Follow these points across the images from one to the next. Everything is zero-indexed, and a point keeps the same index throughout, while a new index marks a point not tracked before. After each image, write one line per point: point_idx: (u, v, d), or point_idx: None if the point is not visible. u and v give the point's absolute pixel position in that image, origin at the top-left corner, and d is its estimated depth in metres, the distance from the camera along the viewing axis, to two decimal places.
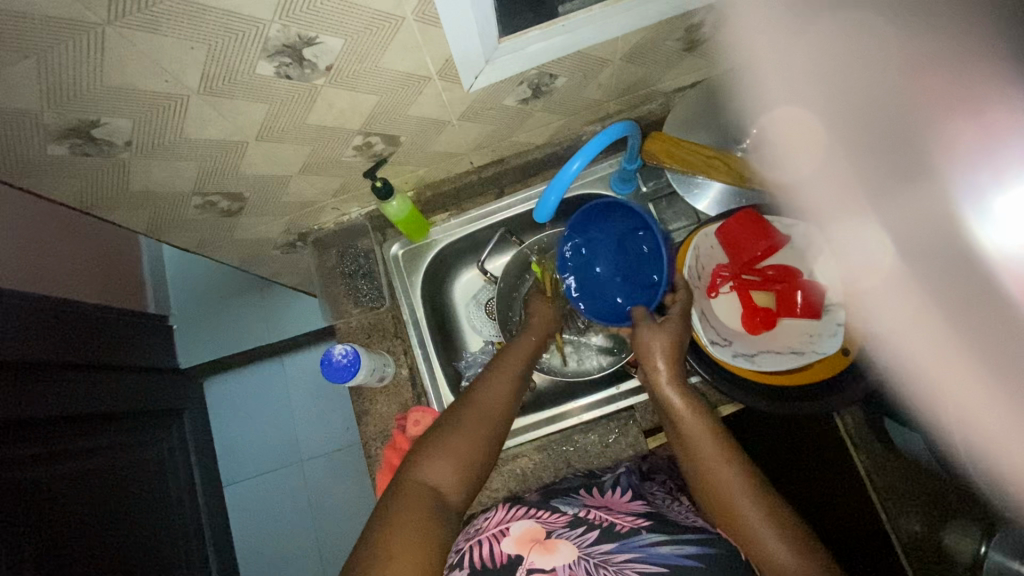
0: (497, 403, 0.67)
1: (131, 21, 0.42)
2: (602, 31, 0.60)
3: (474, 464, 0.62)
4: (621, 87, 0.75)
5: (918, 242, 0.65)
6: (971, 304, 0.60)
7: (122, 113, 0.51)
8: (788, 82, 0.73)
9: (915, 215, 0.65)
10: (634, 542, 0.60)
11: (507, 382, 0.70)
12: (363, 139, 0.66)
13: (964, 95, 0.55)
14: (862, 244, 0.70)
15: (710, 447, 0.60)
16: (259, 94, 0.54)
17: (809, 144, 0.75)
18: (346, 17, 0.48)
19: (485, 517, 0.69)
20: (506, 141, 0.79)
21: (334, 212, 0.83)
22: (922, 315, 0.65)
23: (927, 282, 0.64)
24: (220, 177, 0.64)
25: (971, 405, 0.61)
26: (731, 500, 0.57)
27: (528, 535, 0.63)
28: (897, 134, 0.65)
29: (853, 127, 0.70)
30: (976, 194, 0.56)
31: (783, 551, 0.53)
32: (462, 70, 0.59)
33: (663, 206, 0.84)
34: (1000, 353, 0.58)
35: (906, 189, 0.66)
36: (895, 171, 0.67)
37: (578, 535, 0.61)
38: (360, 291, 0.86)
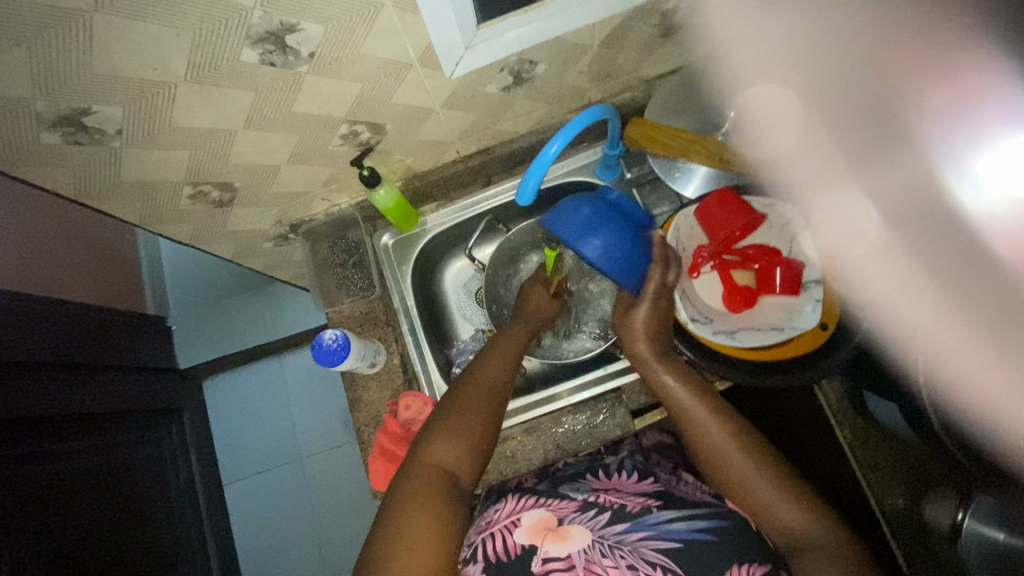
0: (498, 381, 0.69)
1: (117, 8, 0.44)
2: (577, 17, 0.62)
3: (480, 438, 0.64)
4: (601, 74, 0.77)
5: (900, 210, 0.67)
6: (958, 261, 0.60)
7: (113, 101, 0.52)
8: (766, 68, 0.76)
9: (894, 186, 0.68)
10: (647, 520, 0.58)
11: (507, 362, 0.72)
12: (350, 127, 0.68)
13: (937, 64, 0.61)
14: (846, 215, 0.72)
15: (704, 412, 0.64)
16: (244, 81, 0.55)
17: (786, 118, 0.75)
18: (326, 4, 0.50)
19: (495, 508, 0.65)
20: (491, 129, 0.81)
21: (324, 203, 0.85)
22: (909, 283, 0.65)
23: (913, 250, 0.66)
24: (210, 166, 0.66)
25: (972, 359, 0.56)
26: (729, 459, 0.61)
27: (542, 523, 0.60)
28: (874, 111, 0.70)
29: (833, 108, 0.74)
30: (956, 155, 0.60)
31: (775, 496, 0.58)
32: (442, 56, 0.61)
33: (646, 191, 0.85)
34: (985, 311, 0.57)
35: (885, 162, 0.70)
36: (877, 143, 0.70)
37: (591, 518, 0.59)
38: (350, 281, 0.87)
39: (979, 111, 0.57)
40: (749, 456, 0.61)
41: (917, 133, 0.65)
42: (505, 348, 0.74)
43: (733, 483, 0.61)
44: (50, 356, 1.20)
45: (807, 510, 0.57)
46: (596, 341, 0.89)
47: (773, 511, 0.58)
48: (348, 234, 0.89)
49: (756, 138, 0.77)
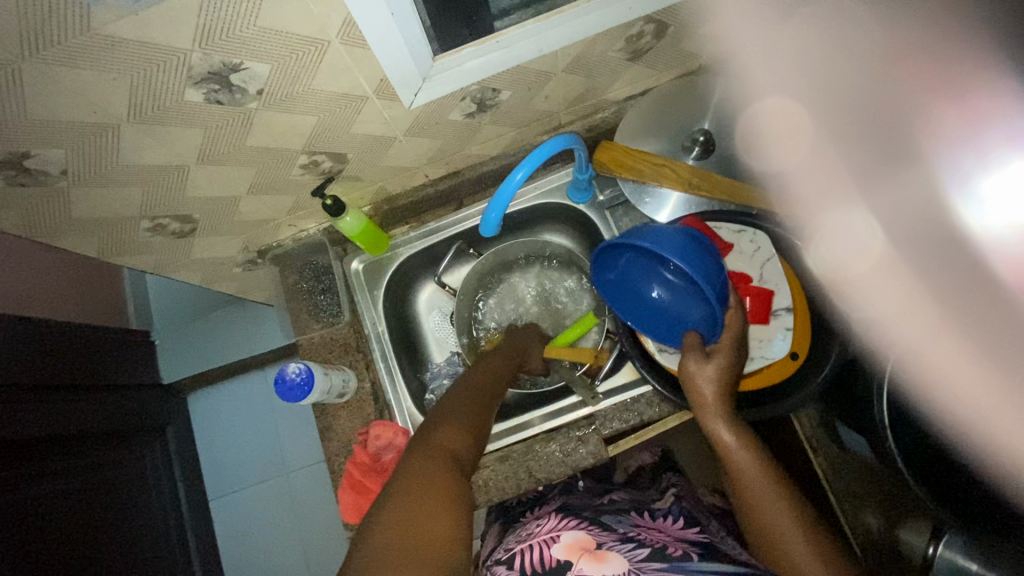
0: (483, 394, 0.70)
1: (46, 55, 0.42)
2: (539, 45, 0.61)
3: (478, 431, 0.64)
4: (569, 98, 0.75)
5: (904, 226, 0.64)
6: (964, 283, 0.57)
7: (54, 144, 0.51)
8: (775, 78, 0.75)
9: (901, 203, 0.64)
10: (685, 565, 0.54)
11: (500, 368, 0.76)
12: (309, 158, 0.66)
13: (940, 80, 0.54)
14: (850, 230, 0.71)
15: (762, 482, 0.60)
16: (191, 119, 0.54)
17: (793, 132, 0.76)
18: (269, 43, 0.48)
19: (539, 524, 0.67)
20: (460, 153, 0.79)
21: (292, 229, 0.83)
22: (911, 302, 0.63)
23: (918, 269, 0.63)
24: (166, 200, 0.65)
25: (966, 383, 0.55)
26: (782, 535, 0.57)
27: (578, 544, 0.59)
28: (874, 127, 0.64)
29: (839, 118, 0.69)
30: (960, 177, 0.55)
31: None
32: (399, 88, 0.59)
33: (619, 213, 0.84)
34: (987, 334, 0.55)
35: (891, 176, 0.64)
36: (880, 158, 0.65)
37: (629, 549, 0.57)
38: (320, 307, 0.86)
39: (988, 132, 0.51)
40: (806, 537, 0.56)
41: (921, 151, 0.59)
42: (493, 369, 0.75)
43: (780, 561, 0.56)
44: (30, 378, 1.19)
45: None
46: None
47: None
48: (318, 259, 0.87)
49: (765, 149, 0.79)
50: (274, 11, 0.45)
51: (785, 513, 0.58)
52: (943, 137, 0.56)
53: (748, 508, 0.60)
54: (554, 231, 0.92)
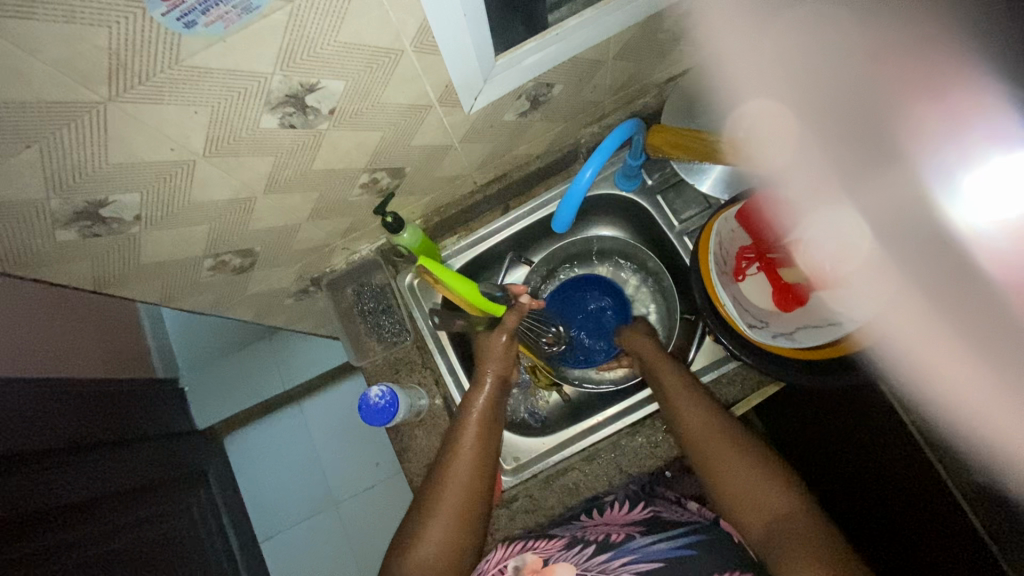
0: (477, 466, 0.64)
1: (133, 94, 0.41)
2: (594, 34, 0.60)
3: (465, 533, 0.61)
4: (615, 86, 0.75)
5: (897, 224, 0.59)
6: (956, 277, 0.52)
7: (131, 188, 0.49)
8: (761, 79, 0.72)
9: (885, 195, 0.60)
10: (629, 546, 0.60)
11: (473, 448, 0.66)
12: (370, 176, 0.65)
13: (931, 80, 0.53)
14: (838, 231, 0.64)
15: (694, 404, 0.66)
16: (265, 147, 0.52)
17: (778, 132, 0.70)
18: (347, 58, 0.47)
19: (485, 558, 0.67)
20: (508, 155, 0.79)
21: (344, 252, 0.82)
22: (907, 305, 0.58)
23: (911, 271, 0.57)
24: (231, 235, 0.63)
25: (958, 382, 0.52)
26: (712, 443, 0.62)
27: (527, 566, 0.62)
28: (868, 125, 0.62)
29: (844, 119, 0.64)
30: (945, 174, 0.52)
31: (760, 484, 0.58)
32: (461, 92, 0.58)
33: (671, 196, 0.83)
34: (987, 341, 0.50)
35: (876, 175, 0.61)
36: (864, 159, 0.63)
37: (576, 554, 0.61)
38: (382, 328, 0.84)
39: (968, 129, 0.49)
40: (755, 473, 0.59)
41: (907, 147, 0.57)
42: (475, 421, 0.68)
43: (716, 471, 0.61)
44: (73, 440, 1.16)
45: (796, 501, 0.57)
46: None
47: (759, 500, 0.57)
48: (372, 279, 0.86)
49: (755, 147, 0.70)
50: (355, 24, 0.44)
51: (733, 455, 0.61)
52: (926, 134, 0.55)
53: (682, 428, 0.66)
54: (602, 223, 0.91)
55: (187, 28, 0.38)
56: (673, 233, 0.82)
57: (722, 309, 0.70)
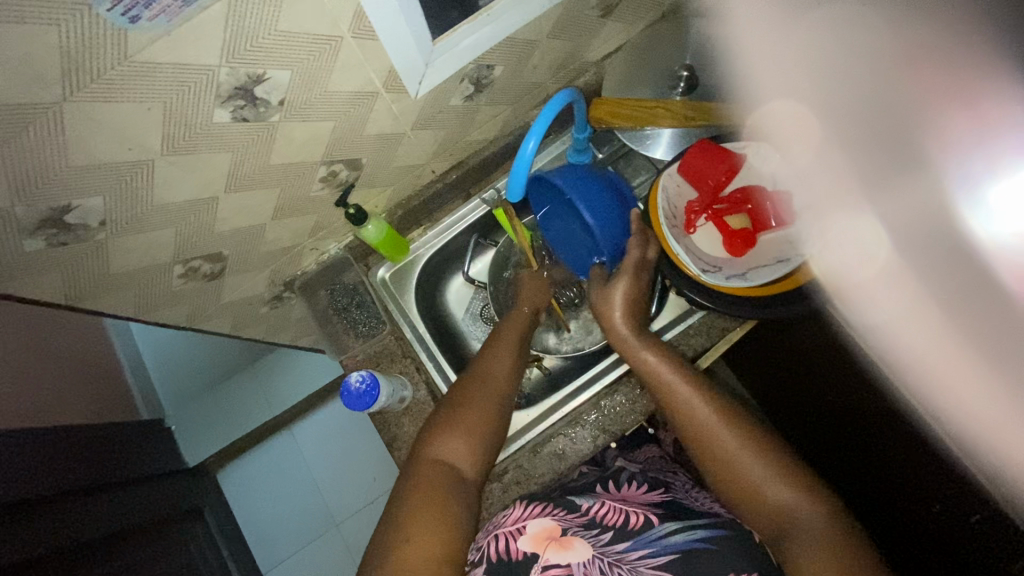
0: (506, 380, 0.70)
1: (87, 93, 0.43)
2: (522, 14, 0.64)
3: (489, 435, 0.65)
4: (554, 66, 0.79)
5: (918, 236, 0.56)
6: (969, 295, 0.52)
7: (93, 192, 0.51)
8: (785, 78, 0.73)
9: (910, 206, 0.56)
10: (649, 537, 0.62)
11: (510, 357, 0.73)
12: (327, 169, 0.68)
13: (961, 84, 0.53)
14: (855, 238, 0.61)
15: (689, 395, 0.67)
16: (220, 144, 0.55)
17: (801, 136, 0.69)
18: (288, 47, 0.50)
19: (505, 513, 0.69)
20: (461, 141, 0.82)
21: (313, 252, 0.84)
22: (920, 314, 0.55)
23: (930, 283, 0.55)
24: (198, 239, 0.65)
25: (968, 402, 0.53)
26: (711, 434, 0.65)
27: (545, 532, 0.64)
28: (890, 127, 0.59)
29: (864, 122, 0.62)
30: (969, 182, 0.52)
31: (762, 475, 0.61)
32: (405, 77, 0.61)
33: (622, 165, 0.88)
34: (1007, 355, 0.50)
35: (896, 184, 0.58)
36: (882, 167, 0.59)
37: (593, 535, 0.63)
38: (357, 323, 0.84)
39: (1000, 136, 0.50)
40: (756, 458, 0.63)
41: (933, 155, 0.55)
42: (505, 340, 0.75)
43: (712, 459, 0.64)
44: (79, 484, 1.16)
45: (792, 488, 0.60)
46: None
47: (762, 490, 0.61)
48: (346, 278, 0.87)
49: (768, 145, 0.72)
50: (292, 13, 0.47)
51: (747, 453, 0.63)
52: (953, 143, 0.53)
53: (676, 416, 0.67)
54: None
55: (133, 23, 0.40)
56: None
57: (674, 256, 0.73)
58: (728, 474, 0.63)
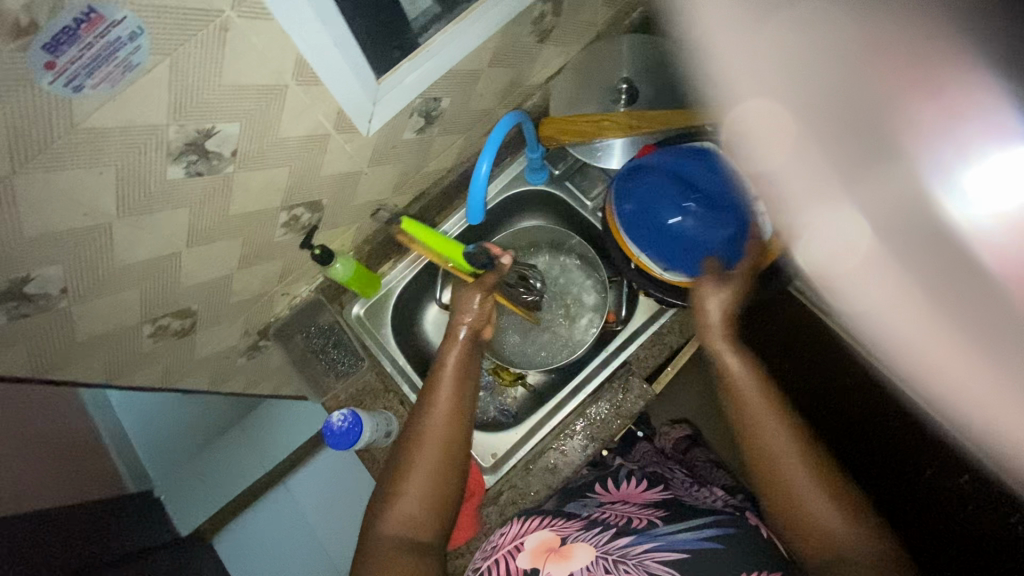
0: (449, 435, 0.64)
1: (35, 164, 0.44)
2: (462, 46, 0.67)
3: (444, 496, 0.62)
4: (500, 92, 0.83)
5: (905, 224, 0.44)
6: (948, 277, 0.43)
7: (53, 260, 0.52)
8: (754, 75, 0.55)
9: (881, 199, 0.45)
10: (653, 533, 0.61)
11: (451, 401, 0.66)
12: (289, 214, 0.69)
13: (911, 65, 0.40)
14: (832, 229, 0.49)
15: (764, 408, 0.63)
16: (177, 200, 0.56)
17: (774, 127, 0.53)
18: (235, 100, 0.52)
19: (501, 533, 0.68)
20: (420, 173, 0.84)
21: (285, 297, 0.85)
22: (903, 302, 0.47)
23: (907, 269, 0.45)
24: (165, 296, 0.65)
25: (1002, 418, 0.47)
26: (778, 453, 0.59)
27: (544, 545, 0.63)
28: (863, 116, 0.44)
29: (837, 112, 0.46)
30: (937, 170, 0.41)
31: (827, 506, 0.56)
32: (355, 116, 0.63)
33: (578, 180, 0.91)
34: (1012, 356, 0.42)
35: (874, 171, 0.45)
36: (851, 157, 0.47)
37: (594, 535, 0.62)
38: (336, 363, 0.84)
39: (958, 129, 0.38)
40: (823, 489, 0.57)
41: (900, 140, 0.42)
42: (443, 385, 0.68)
43: (773, 481, 0.59)
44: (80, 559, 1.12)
45: (857, 528, 0.55)
46: (595, 318, 0.91)
47: (822, 523, 0.55)
48: (320, 319, 0.87)
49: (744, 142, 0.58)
50: (234, 68, 0.49)
51: (814, 482, 0.57)
52: (922, 129, 0.41)
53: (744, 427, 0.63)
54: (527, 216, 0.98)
55: (76, 92, 0.42)
56: (588, 212, 0.91)
57: (636, 261, 0.76)
58: (789, 504, 0.57)
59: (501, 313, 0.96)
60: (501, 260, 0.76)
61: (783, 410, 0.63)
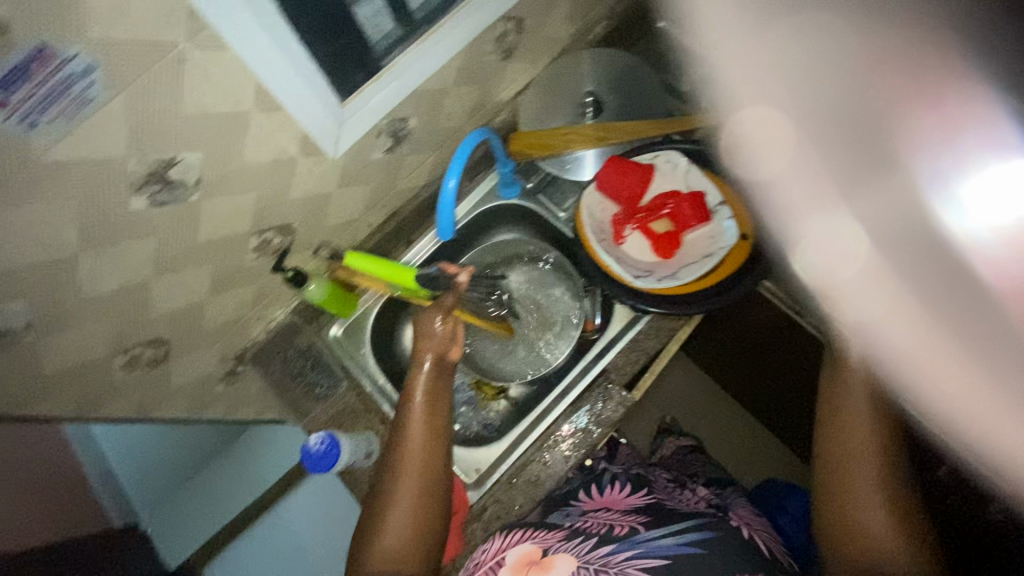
0: (425, 464, 0.65)
1: None
2: (424, 66, 0.69)
3: (427, 524, 0.63)
4: (468, 109, 0.84)
5: (913, 236, 0.32)
6: (941, 286, 0.33)
7: (15, 295, 0.51)
8: (737, 66, 0.37)
9: (886, 207, 0.33)
10: (637, 539, 0.62)
11: (423, 430, 0.67)
12: (259, 238, 0.69)
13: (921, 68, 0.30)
14: (825, 243, 0.35)
15: (862, 415, 0.61)
16: (142, 230, 0.56)
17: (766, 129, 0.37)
18: (196, 129, 0.52)
19: (482, 548, 0.68)
20: (392, 192, 0.85)
21: (261, 321, 0.84)
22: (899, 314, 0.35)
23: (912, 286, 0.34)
24: (135, 326, 0.65)
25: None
26: (862, 454, 0.60)
27: (524, 559, 0.63)
28: (856, 119, 0.32)
29: (842, 115, 0.33)
30: (939, 178, 0.31)
31: (883, 518, 0.58)
32: (321, 139, 0.64)
33: (551, 192, 0.92)
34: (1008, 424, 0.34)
35: (877, 178, 0.32)
36: (855, 156, 0.33)
37: (576, 545, 0.63)
38: (315, 385, 0.84)
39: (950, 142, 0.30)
40: (888, 502, 0.58)
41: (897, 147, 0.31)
42: (414, 414, 0.68)
43: (842, 479, 0.60)
44: None
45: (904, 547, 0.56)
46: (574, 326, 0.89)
47: (872, 531, 0.57)
48: (297, 341, 0.86)
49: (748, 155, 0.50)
50: (192, 97, 0.50)
51: (881, 495, 0.58)
52: (925, 141, 0.31)
53: (839, 416, 0.62)
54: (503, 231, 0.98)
55: (30, 128, 0.42)
56: (562, 223, 0.91)
57: (608, 269, 0.75)
58: (843, 510, 0.59)
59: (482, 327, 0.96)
60: (456, 279, 0.74)
61: (877, 420, 0.61)
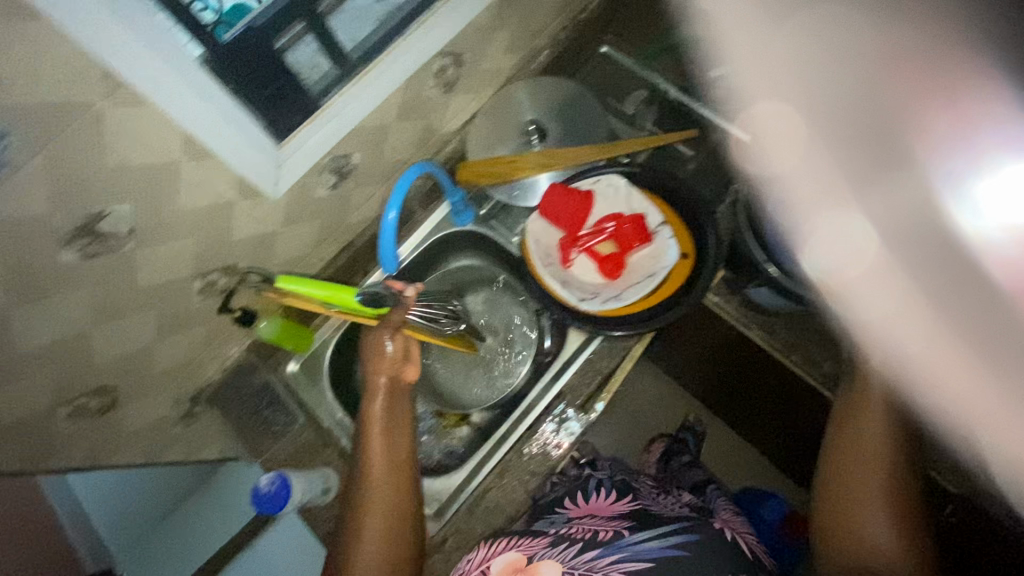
0: (395, 497, 0.65)
1: None
2: (362, 104, 0.70)
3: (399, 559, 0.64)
4: (414, 142, 0.85)
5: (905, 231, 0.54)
6: (954, 286, 0.51)
7: None
8: (771, 82, 0.69)
9: (896, 204, 0.54)
10: (620, 543, 0.64)
11: (391, 465, 0.66)
12: (204, 280, 0.70)
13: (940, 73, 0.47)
14: (845, 237, 0.59)
15: (873, 425, 0.61)
16: (75, 283, 0.56)
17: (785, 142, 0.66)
18: (123, 182, 0.53)
19: (467, 558, 0.69)
20: (342, 226, 0.86)
21: (215, 361, 0.84)
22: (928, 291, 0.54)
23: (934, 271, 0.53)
24: (78, 376, 0.65)
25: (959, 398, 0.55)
26: (866, 460, 0.61)
27: (512, 566, 0.65)
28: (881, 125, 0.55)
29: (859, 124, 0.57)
30: (953, 179, 0.48)
31: (880, 520, 0.59)
32: (259, 181, 0.64)
33: (502, 218, 0.94)
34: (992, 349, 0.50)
35: (887, 178, 0.55)
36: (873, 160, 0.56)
37: (562, 550, 0.64)
38: (272, 422, 0.83)
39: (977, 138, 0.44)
40: (887, 506, 0.60)
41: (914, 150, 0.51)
42: (381, 451, 0.67)
43: (840, 480, 0.62)
44: None
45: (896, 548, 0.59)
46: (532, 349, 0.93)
47: (866, 531, 0.60)
48: (253, 379, 0.86)
49: (762, 154, 0.68)
50: (116, 151, 0.50)
51: (882, 501, 0.60)
52: (937, 140, 0.49)
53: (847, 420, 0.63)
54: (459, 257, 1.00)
55: None
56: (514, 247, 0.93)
57: (553, 293, 0.77)
58: (838, 509, 0.62)
59: (442, 354, 0.96)
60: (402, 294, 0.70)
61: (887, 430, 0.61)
